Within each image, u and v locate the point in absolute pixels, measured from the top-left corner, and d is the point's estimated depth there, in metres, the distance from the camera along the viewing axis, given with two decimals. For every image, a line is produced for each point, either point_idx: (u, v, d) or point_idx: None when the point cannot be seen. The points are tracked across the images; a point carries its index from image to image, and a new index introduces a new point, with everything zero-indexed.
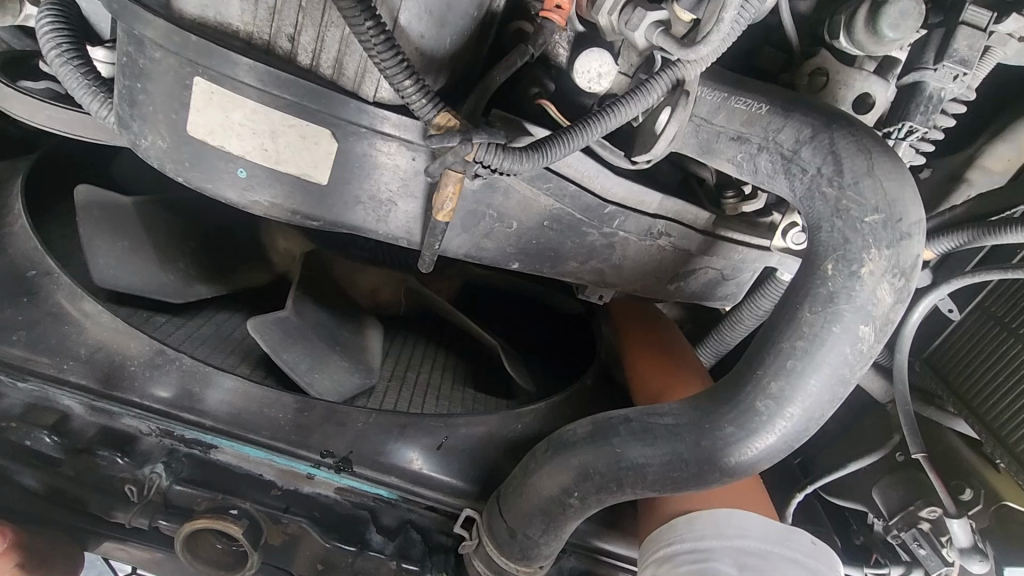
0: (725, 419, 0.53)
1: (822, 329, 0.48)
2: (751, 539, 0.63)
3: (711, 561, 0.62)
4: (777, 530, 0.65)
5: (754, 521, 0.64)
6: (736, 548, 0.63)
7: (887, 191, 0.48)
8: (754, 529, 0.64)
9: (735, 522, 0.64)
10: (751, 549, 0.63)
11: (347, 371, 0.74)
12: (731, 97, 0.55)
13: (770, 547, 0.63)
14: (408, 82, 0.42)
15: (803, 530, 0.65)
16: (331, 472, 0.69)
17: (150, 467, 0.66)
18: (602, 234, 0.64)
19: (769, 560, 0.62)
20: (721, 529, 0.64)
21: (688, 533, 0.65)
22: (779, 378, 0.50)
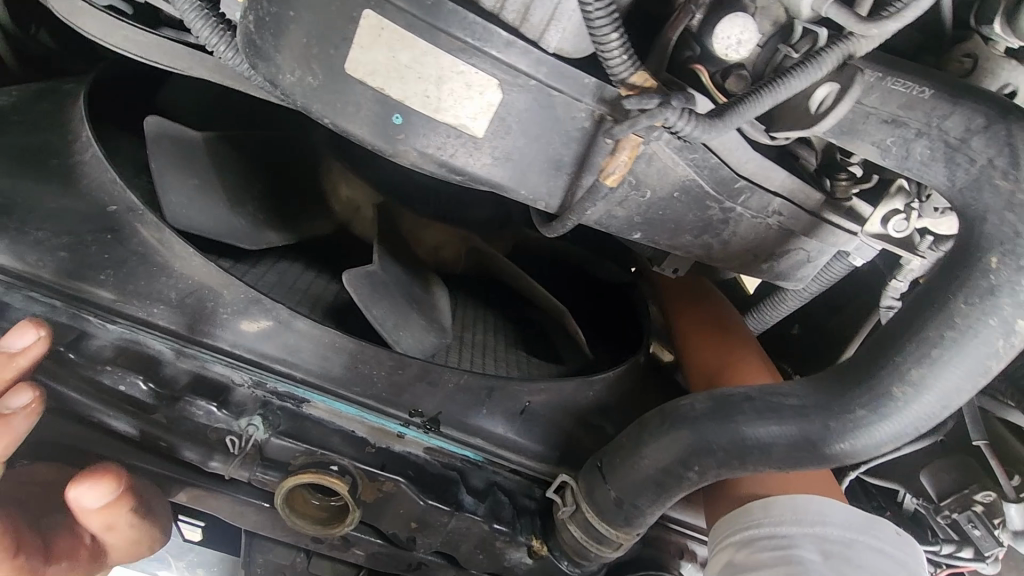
0: (856, 402, 0.53)
1: (977, 320, 0.49)
2: (833, 527, 0.65)
3: (795, 548, 0.64)
4: (860, 519, 0.67)
5: (835, 510, 0.66)
6: (818, 535, 0.65)
7: None
8: (836, 518, 0.66)
9: (814, 508, 0.67)
10: (835, 538, 0.64)
11: (427, 330, 0.72)
12: (889, 76, 0.52)
13: (854, 536, 0.65)
14: (614, 37, 0.41)
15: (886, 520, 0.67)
16: (419, 432, 0.70)
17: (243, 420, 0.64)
18: (724, 209, 0.63)
19: (854, 548, 0.64)
20: (799, 516, 0.66)
21: (765, 518, 0.68)
22: (922, 366, 0.51)
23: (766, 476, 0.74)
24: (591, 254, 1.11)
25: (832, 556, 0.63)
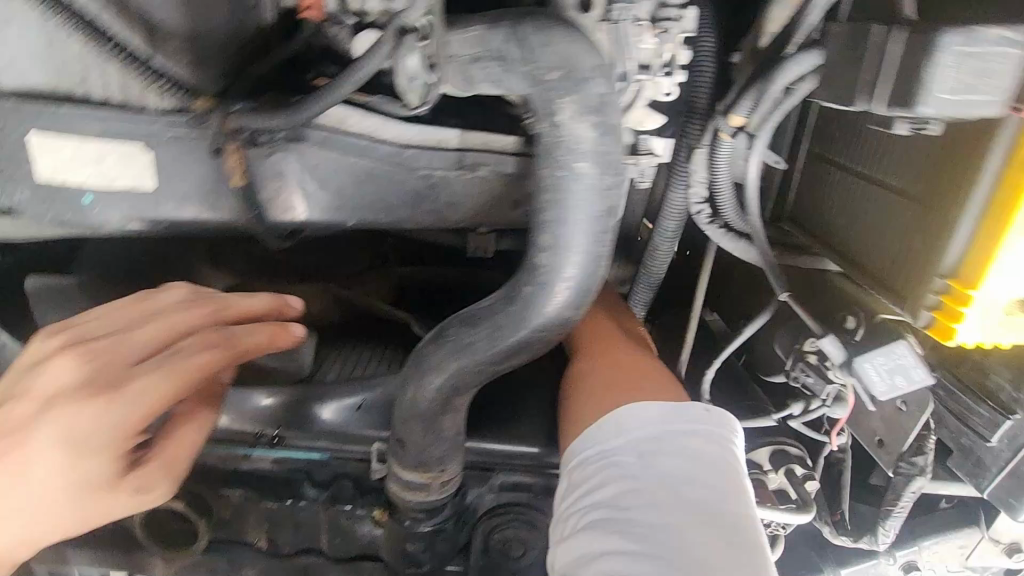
0: (521, 282, 0.62)
1: (556, 178, 0.57)
2: (644, 430, 0.70)
3: (613, 458, 0.69)
4: (672, 414, 0.72)
5: (647, 413, 0.72)
6: (632, 440, 0.70)
7: (560, 48, 0.55)
8: (648, 422, 0.71)
9: (628, 419, 0.72)
10: (646, 439, 0.70)
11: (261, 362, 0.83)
12: (455, 31, 0.57)
13: (664, 433, 0.69)
14: (160, 81, 0.61)
15: (695, 407, 0.72)
16: (266, 447, 0.81)
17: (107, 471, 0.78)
18: (417, 176, 0.73)
19: (664, 443, 0.69)
20: (614, 431, 0.72)
21: (591, 439, 0.73)
22: (545, 231, 0.59)
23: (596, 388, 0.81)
24: (466, 270, 1.14)
25: (642, 452, 0.68)
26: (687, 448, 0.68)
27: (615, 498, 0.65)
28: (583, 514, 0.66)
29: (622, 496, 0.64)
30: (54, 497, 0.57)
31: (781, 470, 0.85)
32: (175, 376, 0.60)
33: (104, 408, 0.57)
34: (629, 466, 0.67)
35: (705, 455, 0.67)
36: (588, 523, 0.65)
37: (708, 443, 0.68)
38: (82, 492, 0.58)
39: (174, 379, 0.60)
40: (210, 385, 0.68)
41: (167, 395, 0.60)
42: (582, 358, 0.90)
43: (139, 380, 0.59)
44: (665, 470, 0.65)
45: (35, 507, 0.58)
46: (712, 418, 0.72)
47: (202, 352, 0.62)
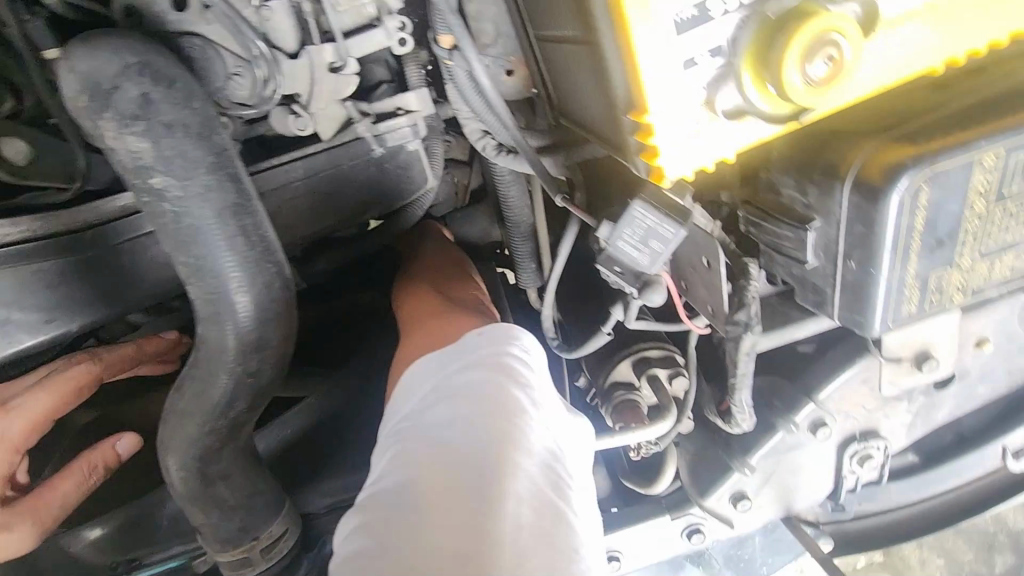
0: (197, 322, 0.55)
1: (145, 204, 0.50)
2: (429, 380, 0.57)
3: (387, 425, 0.55)
4: (459, 351, 0.59)
5: (432, 365, 0.58)
6: (411, 396, 0.56)
7: (79, 70, 0.48)
8: (433, 370, 0.58)
9: (416, 377, 0.59)
10: (431, 388, 0.56)
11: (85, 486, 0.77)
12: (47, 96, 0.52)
13: (448, 372, 0.56)
14: None
15: (484, 332, 0.59)
16: (127, 573, 0.78)
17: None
18: (121, 251, 0.69)
19: (448, 383, 0.55)
20: (398, 394, 0.58)
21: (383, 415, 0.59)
22: (178, 262, 0.52)
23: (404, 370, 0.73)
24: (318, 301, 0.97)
25: (410, 409, 0.54)
26: (470, 377, 0.54)
27: (372, 472, 0.49)
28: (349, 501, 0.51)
29: (377, 468, 0.49)
30: None
31: (645, 380, 0.76)
32: (13, 415, 0.66)
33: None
34: (395, 427, 0.53)
35: (476, 387, 0.52)
36: (347, 510, 0.49)
37: (482, 371, 0.54)
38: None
39: (44, 401, 0.67)
40: (101, 452, 0.69)
41: (37, 428, 0.67)
42: (406, 339, 0.81)
43: (14, 411, 0.67)
44: (425, 421, 0.50)
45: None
46: (500, 338, 0.58)
47: (73, 367, 0.68)
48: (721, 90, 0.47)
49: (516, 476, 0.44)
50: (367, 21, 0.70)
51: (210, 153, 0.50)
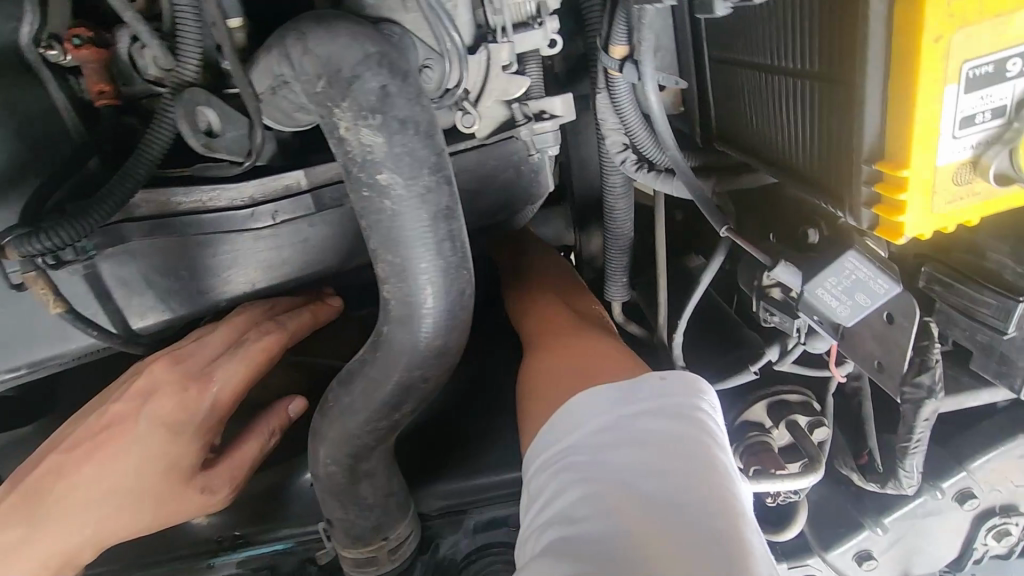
0: (382, 322, 0.54)
1: (363, 200, 0.49)
2: (601, 417, 0.60)
3: (567, 458, 0.59)
4: (627, 390, 0.63)
5: (601, 399, 0.62)
6: (588, 433, 0.60)
7: (320, 55, 0.47)
8: (602, 407, 0.62)
9: (581, 409, 0.62)
10: (606, 426, 0.60)
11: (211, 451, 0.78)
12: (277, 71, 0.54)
13: (623, 412, 0.60)
14: None
15: (649, 376, 0.63)
16: (230, 549, 0.78)
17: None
18: (281, 231, 0.68)
19: (626, 424, 0.59)
20: (571, 425, 0.62)
21: (548, 440, 0.63)
22: (382, 261, 0.51)
23: (543, 390, 0.72)
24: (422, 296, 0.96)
25: (594, 449, 0.57)
26: (651, 422, 0.58)
27: (569, 510, 0.53)
28: (538, 535, 0.55)
29: (575, 508, 0.53)
30: (136, 485, 0.66)
31: (783, 424, 0.74)
32: (217, 385, 0.68)
33: (177, 428, 0.67)
34: (581, 465, 0.57)
35: (669, 439, 0.55)
36: (545, 546, 0.53)
37: (665, 418, 0.58)
38: (164, 492, 0.67)
39: (240, 372, 0.68)
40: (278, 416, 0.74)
41: (237, 393, 0.69)
42: (533, 355, 0.79)
43: (213, 380, 0.68)
44: (621, 467, 0.54)
45: (110, 515, 0.66)
46: (678, 390, 0.62)
47: (261, 339, 0.69)
48: (990, 154, 0.46)
49: (736, 530, 0.48)
50: (527, 19, 0.69)
51: (433, 152, 0.48)
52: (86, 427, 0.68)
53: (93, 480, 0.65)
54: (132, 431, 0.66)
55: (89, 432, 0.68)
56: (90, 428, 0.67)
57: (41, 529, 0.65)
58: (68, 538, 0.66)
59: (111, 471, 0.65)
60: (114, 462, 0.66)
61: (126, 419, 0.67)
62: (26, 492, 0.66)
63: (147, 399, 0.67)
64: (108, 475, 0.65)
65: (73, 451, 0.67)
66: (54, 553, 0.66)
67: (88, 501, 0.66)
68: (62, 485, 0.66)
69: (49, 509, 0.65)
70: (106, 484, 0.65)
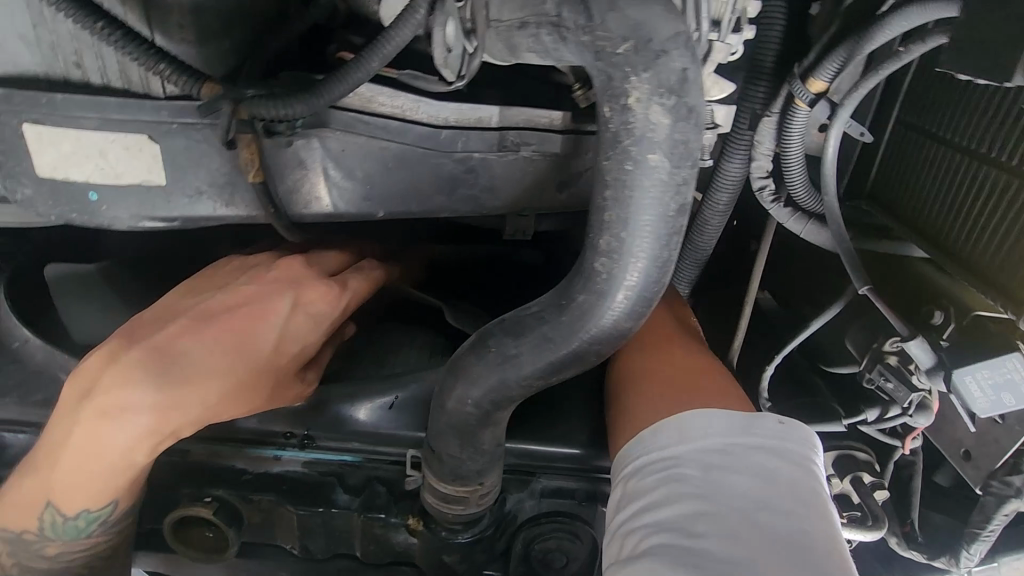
0: (576, 289, 0.54)
1: (619, 171, 0.48)
2: (714, 438, 0.62)
3: (680, 468, 0.61)
4: (740, 420, 0.64)
5: (715, 420, 0.64)
6: (702, 450, 0.62)
7: (631, 17, 0.45)
8: (713, 428, 0.63)
9: (695, 423, 0.64)
10: (718, 448, 0.62)
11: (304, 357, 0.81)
12: None
13: (735, 440, 0.62)
14: (163, 65, 0.49)
15: (767, 414, 0.64)
16: (297, 449, 0.76)
17: (89, 527, 0.66)
18: (457, 160, 0.67)
19: (737, 453, 0.61)
20: (685, 436, 0.63)
21: (653, 445, 0.65)
22: (605, 234, 0.51)
23: (649, 390, 0.74)
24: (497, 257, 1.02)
25: (711, 467, 0.60)
26: (763, 459, 0.60)
27: (686, 523, 0.56)
28: (644, 533, 0.58)
29: (693, 523, 0.56)
30: (258, 364, 0.65)
31: (848, 478, 0.78)
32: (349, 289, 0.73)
33: (318, 318, 0.70)
34: (699, 480, 0.59)
35: (788, 480, 0.58)
36: (652, 547, 0.56)
37: (778, 459, 0.60)
38: (287, 375, 0.69)
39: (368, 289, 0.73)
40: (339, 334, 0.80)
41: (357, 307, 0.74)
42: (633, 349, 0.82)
43: (349, 288, 0.72)
44: (741, 496, 0.57)
45: (226, 394, 0.64)
46: (792, 432, 0.64)
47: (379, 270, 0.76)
48: None
49: None
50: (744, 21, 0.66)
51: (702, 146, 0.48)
52: (218, 301, 0.65)
53: (229, 354, 0.64)
54: (279, 313, 0.67)
55: (225, 307, 0.65)
56: (224, 302, 0.66)
57: (159, 397, 0.61)
58: (187, 406, 0.62)
59: (253, 347, 0.65)
60: (256, 339, 0.65)
61: (271, 299, 0.66)
62: (147, 352, 0.61)
63: (289, 286, 0.68)
64: (249, 350, 0.65)
65: (208, 322, 0.63)
66: (177, 420, 0.62)
67: (211, 375, 0.62)
68: (193, 350, 0.62)
69: (179, 373, 0.61)
70: (243, 360, 0.64)
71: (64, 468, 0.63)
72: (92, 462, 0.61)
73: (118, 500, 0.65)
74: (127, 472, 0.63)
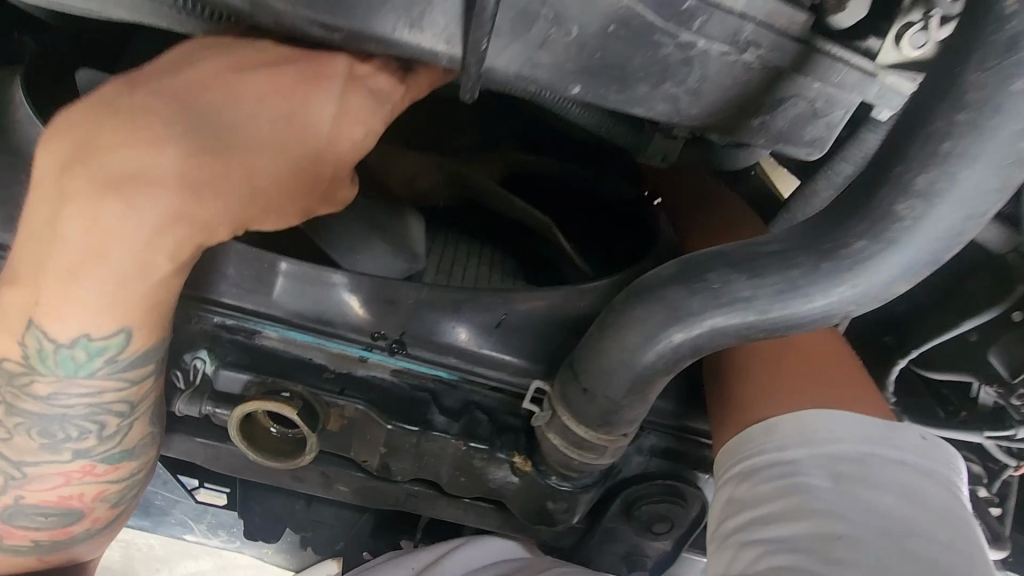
0: (852, 233, 0.43)
1: (996, 90, 0.37)
2: (847, 444, 0.49)
3: (801, 476, 0.48)
4: (880, 427, 0.50)
5: (850, 423, 0.50)
6: (832, 455, 0.48)
7: None
8: (847, 431, 0.50)
9: (828, 425, 0.50)
10: (850, 456, 0.48)
11: (392, 255, 0.70)
12: None
13: (872, 450, 0.48)
14: None
15: (909, 424, 0.50)
16: (384, 355, 0.64)
17: (93, 364, 0.52)
18: (680, 44, 0.53)
19: (874, 465, 0.47)
20: (805, 437, 0.50)
21: (768, 444, 0.52)
22: (930, 170, 0.40)
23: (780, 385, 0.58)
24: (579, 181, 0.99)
25: (845, 479, 0.46)
26: (906, 477, 0.46)
27: (816, 545, 0.43)
28: (756, 551, 0.45)
29: (829, 547, 0.42)
30: (298, 138, 0.49)
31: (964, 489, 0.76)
32: (414, 87, 0.53)
33: (377, 104, 0.51)
34: (830, 494, 0.46)
35: (943, 508, 0.45)
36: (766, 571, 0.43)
37: (925, 479, 0.47)
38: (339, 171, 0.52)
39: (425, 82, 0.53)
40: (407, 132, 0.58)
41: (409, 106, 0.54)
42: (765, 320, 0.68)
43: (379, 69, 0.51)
44: (889, 519, 0.44)
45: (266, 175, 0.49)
46: (936, 448, 0.50)
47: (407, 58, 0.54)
48: None
49: None
50: None
51: None
52: (249, 53, 0.49)
53: (266, 124, 0.49)
54: (329, 83, 0.50)
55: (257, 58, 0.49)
56: (258, 59, 0.49)
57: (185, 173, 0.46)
58: (217, 189, 0.48)
59: (295, 122, 0.49)
60: (301, 112, 0.49)
61: (323, 59, 0.50)
62: (170, 101, 0.47)
63: (334, 57, 0.50)
64: (289, 123, 0.49)
65: (246, 75, 0.48)
66: (199, 207, 0.47)
67: (247, 142, 0.48)
68: (230, 104, 0.48)
69: (209, 136, 0.47)
70: (286, 140, 0.49)
71: (61, 262, 0.48)
72: (97, 256, 0.47)
73: (134, 331, 0.51)
74: (143, 280, 0.49)
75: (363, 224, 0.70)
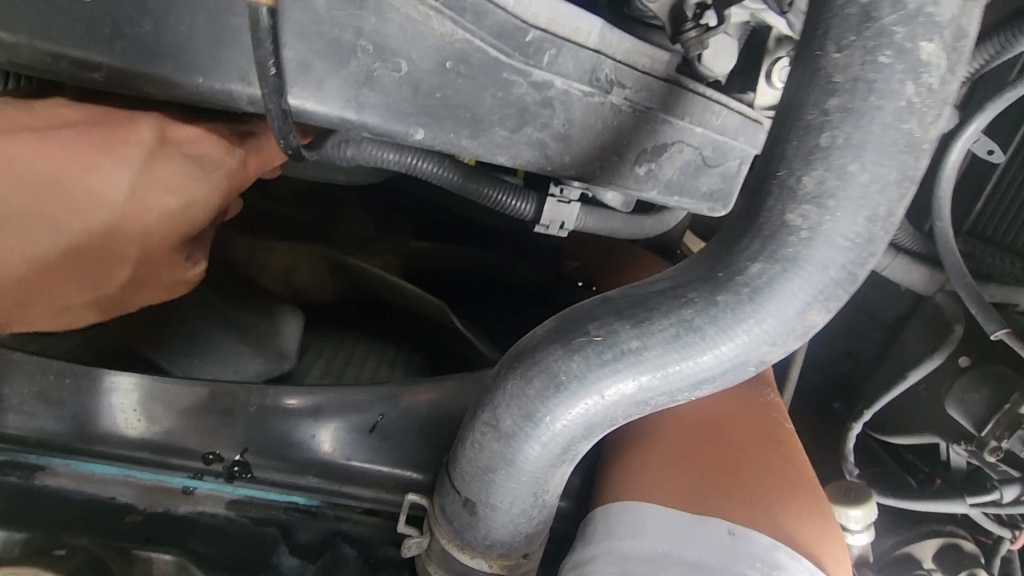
0: (746, 255, 0.35)
1: (867, 65, 0.31)
2: (643, 542, 0.42)
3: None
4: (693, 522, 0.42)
5: (665, 519, 0.42)
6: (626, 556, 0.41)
7: None
8: (654, 526, 0.42)
9: (640, 519, 0.43)
10: (642, 558, 0.41)
11: (247, 355, 0.58)
12: None
13: (667, 550, 0.41)
14: None
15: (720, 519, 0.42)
16: (219, 482, 0.50)
17: None
18: (533, 82, 0.47)
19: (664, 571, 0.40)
20: (615, 528, 0.43)
21: (586, 538, 0.45)
22: (814, 168, 0.33)
23: (638, 461, 0.50)
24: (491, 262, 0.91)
25: None
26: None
27: None
28: None
29: None
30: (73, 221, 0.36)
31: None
32: (254, 156, 0.43)
33: (201, 174, 0.39)
34: None
35: None
36: None
37: None
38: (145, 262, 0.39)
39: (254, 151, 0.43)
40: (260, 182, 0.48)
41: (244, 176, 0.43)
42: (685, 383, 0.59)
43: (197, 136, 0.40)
44: None
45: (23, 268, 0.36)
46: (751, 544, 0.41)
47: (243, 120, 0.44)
48: None
49: None
50: None
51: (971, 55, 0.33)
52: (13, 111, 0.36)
53: (26, 196, 0.35)
54: (128, 149, 0.37)
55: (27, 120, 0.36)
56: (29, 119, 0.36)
57: None
58: None
59: (70, 195, 0.36)
60: (81, 185, 0.36)
61: (121, 121, 0.37)
62: None
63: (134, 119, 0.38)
64: (61, 197, 0.36)
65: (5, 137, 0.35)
66: None
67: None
68: None
69: None
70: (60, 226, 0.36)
71: None
72: None
73: None
74: None
75: (211, 323, 0.58)
